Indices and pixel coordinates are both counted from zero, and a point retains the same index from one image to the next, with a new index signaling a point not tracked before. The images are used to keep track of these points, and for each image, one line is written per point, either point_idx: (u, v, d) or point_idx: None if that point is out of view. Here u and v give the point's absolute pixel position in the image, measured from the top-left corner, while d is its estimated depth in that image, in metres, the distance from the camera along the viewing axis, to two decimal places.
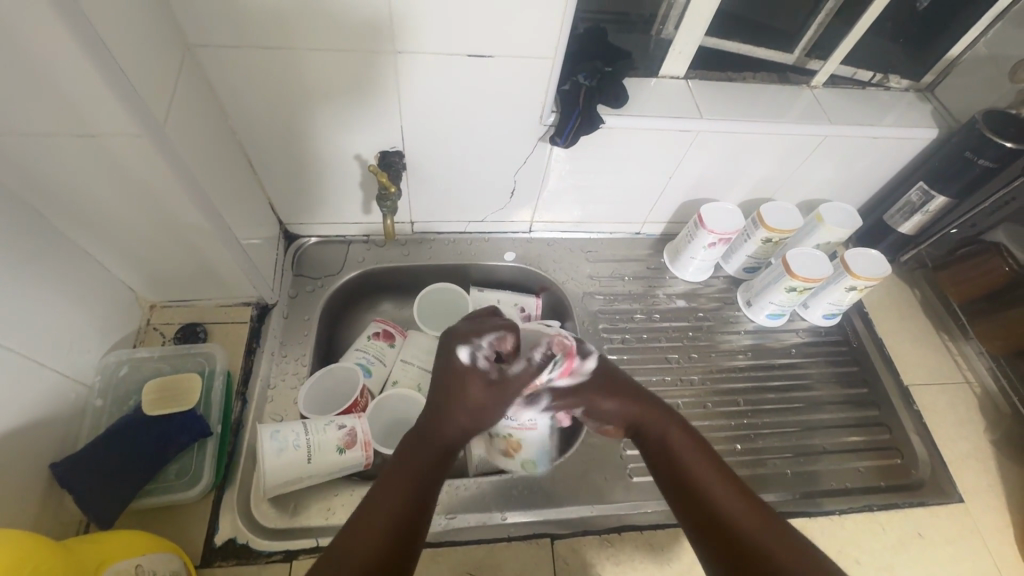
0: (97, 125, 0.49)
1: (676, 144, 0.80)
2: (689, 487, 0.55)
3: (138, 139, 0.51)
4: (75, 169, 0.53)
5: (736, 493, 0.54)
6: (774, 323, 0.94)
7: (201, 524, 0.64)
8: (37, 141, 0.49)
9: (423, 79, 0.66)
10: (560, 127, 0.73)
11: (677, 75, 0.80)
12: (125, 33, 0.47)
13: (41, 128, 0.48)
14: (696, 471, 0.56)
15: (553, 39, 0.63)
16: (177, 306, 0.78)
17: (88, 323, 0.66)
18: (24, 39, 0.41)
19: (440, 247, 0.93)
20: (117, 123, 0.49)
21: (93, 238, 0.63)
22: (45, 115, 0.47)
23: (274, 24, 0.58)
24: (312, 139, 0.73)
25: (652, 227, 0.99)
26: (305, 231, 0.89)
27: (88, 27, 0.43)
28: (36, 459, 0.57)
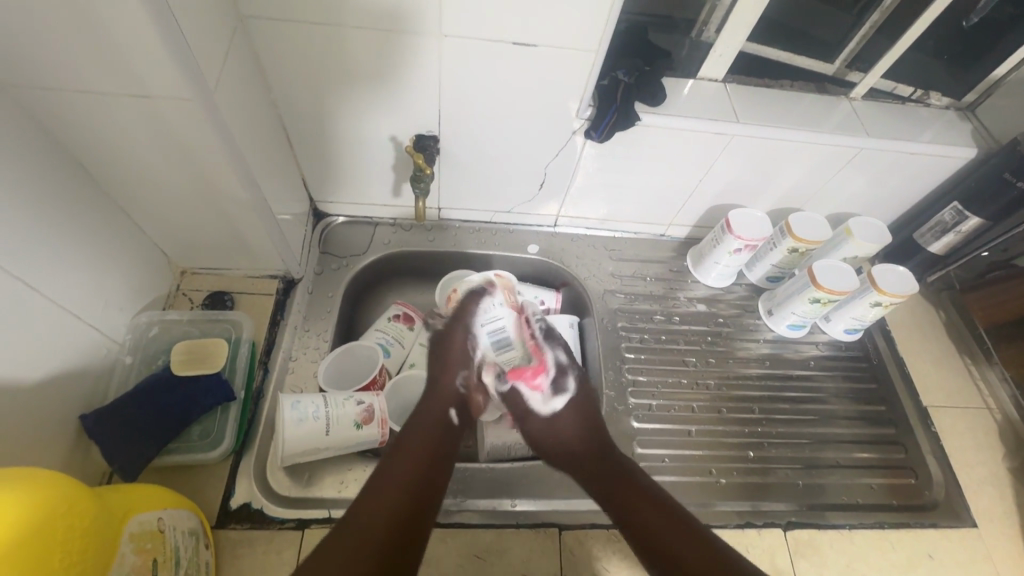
0: (150, 86, 0.50)
1: (709, 148, 0.79)
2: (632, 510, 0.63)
3: (190, 103, 0.52)
4: (124, 130, 0.54)
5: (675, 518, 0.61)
6: (794, 333, 0.93)
7: (219, 486, 0.65)
8: (93, 98, 0.51)
9: (465, 65, 0.66)
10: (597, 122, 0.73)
11: (716, 78, 0.80)
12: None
13: (97, 86, 0.49)
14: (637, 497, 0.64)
15: (598, 32, 0.63)
16: (206, 273, 0.79)
17: (123, 283, 0.67)
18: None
19: (465, 235, 0.94)
20: (169, 85, 0.50)
21: (135, 199, 0.64)
22: (103, 74, 0.48)
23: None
24: (350, 118, 0.74)
25: (676, 230, 0.99)
26: (334, 210, 0.90)
27: None
28: (66, 409, 0.59)
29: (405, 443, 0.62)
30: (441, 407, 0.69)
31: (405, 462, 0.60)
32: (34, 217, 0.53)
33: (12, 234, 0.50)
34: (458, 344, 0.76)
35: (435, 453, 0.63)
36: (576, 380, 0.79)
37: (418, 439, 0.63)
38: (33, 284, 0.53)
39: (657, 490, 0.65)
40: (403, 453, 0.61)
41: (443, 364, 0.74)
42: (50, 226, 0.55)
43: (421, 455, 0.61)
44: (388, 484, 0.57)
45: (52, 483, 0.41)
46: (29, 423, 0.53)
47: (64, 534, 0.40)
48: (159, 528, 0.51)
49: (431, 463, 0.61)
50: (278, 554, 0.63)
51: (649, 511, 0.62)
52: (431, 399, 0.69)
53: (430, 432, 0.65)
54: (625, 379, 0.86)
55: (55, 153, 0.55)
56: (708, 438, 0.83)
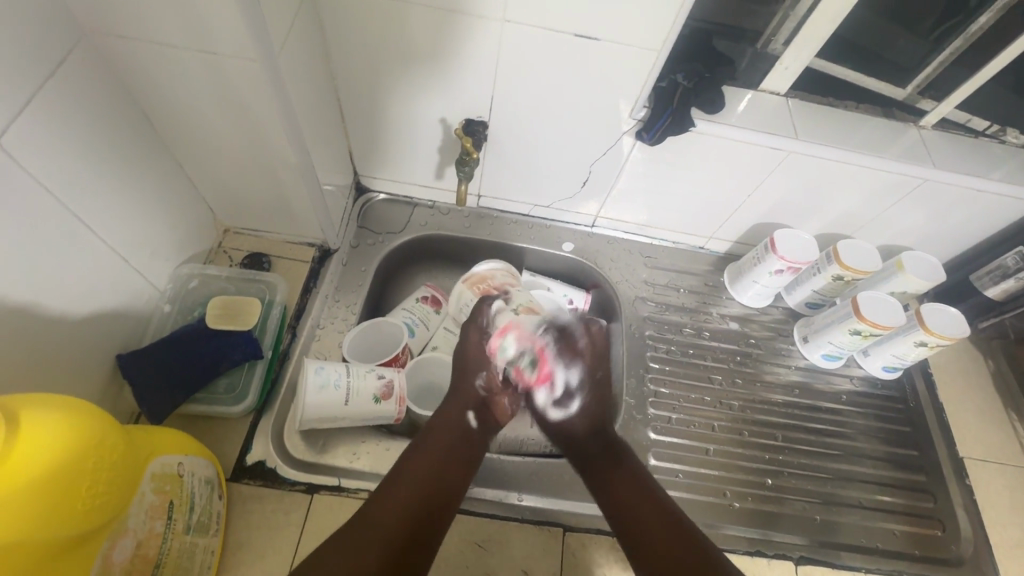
0: (218, 43, 0.51)
1: (763, 162, 0.77)
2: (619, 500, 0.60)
3: (253, 64, 0.53)
4: (189, 84, 0.56)
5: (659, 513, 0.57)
6: (829, 364, 0.90)
7: (237, 441, 0.67)
8: (163, 50, 0.52)
9: (524, 53, 0.66)
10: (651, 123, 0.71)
11: (778, 91, 0.77)
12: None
13: (169, 38, 0.51)
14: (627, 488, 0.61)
15: (663, 32, 0.61)
16: (248, 234, 0.81)
17: (171, 233, 0.69)
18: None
19: (501, 226, 0.94)
20: (237, 44, 0.51)
21: (190, 153, 0.66)
22: (176, 27, 0.49)
23: None
24: (403, 96, 0.74)
25: (716, 244, 0.96)
26: (375, 186, 0.91)
27: None
28: (106, 347, 0.61)
29: (420, 444, 0.60)
30: (461, 408, 0.66)
31: (418, 462, 0.58)
32: (97, 160, 0.55)
33: (75, 173, 0.52)
34: (481, 342, 0.70)
35: (450, 456, 0.61)
36: (585, 402, 0.71)
37: (434, 439, 0.61)
38: (88, 223, 0.55)
39: (647, 481, 0.62)
40: (417, 452, 0.59)
41: (465, 363, 0.69)
42: (109, 171, 0.57)
43: (436, 457, 0.59)
44: (400, 484, 0.55)
45: (90, 415, 0.42)
46: (71, 356, 0.56)
47: (94, 465, 0.41)
48: (178, 472, 0.53)
49: (444, 465, 0.59)
50: (286, 514, 0.64)
51: (634, 501, 0.59)
52: (451, 399, 0.67)
53: (448, 431, 0.63)
54: (647, 389, 0.85)
55: (121, 100, 0.57)
56: (725, 460, 0.81)
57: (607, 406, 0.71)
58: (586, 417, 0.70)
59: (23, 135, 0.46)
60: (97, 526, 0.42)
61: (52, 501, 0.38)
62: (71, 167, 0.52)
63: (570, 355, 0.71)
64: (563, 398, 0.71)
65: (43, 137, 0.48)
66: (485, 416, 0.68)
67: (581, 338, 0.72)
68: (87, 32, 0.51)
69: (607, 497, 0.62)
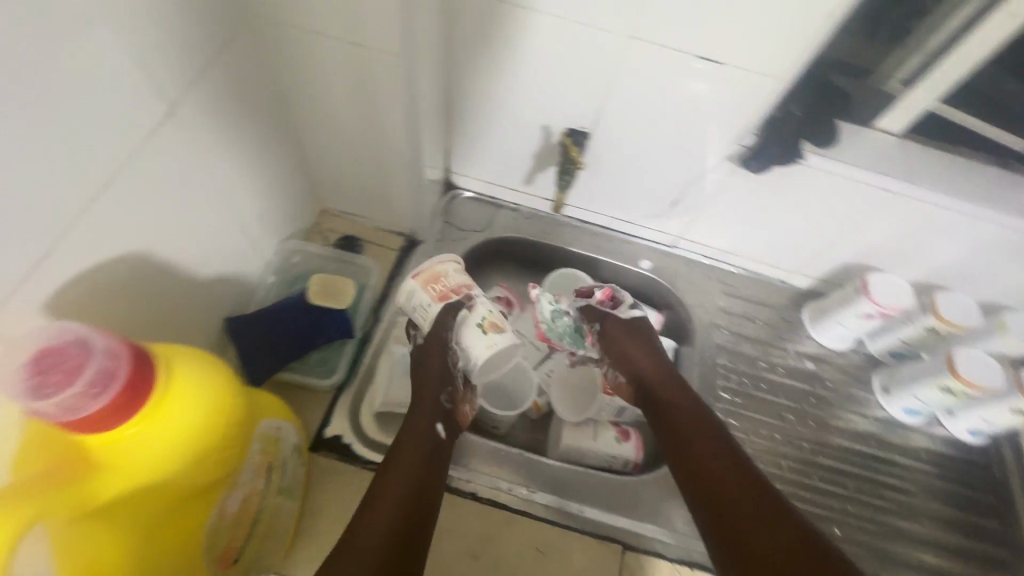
0: (371, 37, 0.54)
1: (867, 202, 0.75)
2: (692, 457, 0.63)
3: (398, 59, 0.56)
4: (330, 73, 0.59)
5: (737, 476, 0.59)
6: (910, 419, 0.86)
7: (317, 413, 0.70)
8: (316, 39, 0.55)
9: (643, 70, 0.66)
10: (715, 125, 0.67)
11: (893, 131, 0.75)
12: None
13: (324, 29, 0.54)
14: (702, 445, 0.63)
15: (793, 63, 0.61)
16: (342, 216, 0.85)
17: (281, 210, 0.73)
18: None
19: (581, 236, 0.94)
20: (388, 38, 0.54)
21: (312, 136, 0.70)
22: (335, 20, 0.53)
23: None
24: (511, 101, 0.76)
25: (798, 279, 0.94)
26: (463, 184, 0.93)
27: None
28: (216, 311, 0.65)
29: (390, 464, 0.60)
30: (427, 419, 0.64)
31: (388, 487, 0.57)
32: (239, 137, 0.59)
33: (221, 146, 0.57)
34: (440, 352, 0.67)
35: (421, 474, 0.60)
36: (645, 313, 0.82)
37: (402, 457, 0.60)
38: (222, 192, 0.59)
39: (726, 440, 0.64)
40: (388, 474, 0.58)
41: (424, 371, 0.66)
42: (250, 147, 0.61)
43: (407, 476, 0.59)
44: (373, 511, 0.55)
45: (210, 377, 0.46)
46: (189, 315, 0.60)
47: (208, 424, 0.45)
48: (277, 438, 0.56)
49: (417, 484, 0.59)
50: (357, 491, 0.66)
51: (710, 460, 0.62)
52: (416, 411, 0.65)
53: (416, 448, 0.62)
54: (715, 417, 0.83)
55: (264, 83, 0.61)
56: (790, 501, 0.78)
57: (664, 361, 0.75)
58: (652, 370, 0.74)
59: (190, 109, 0.50)
60: (219, 479, 0.48)
61: (170, 446, 0.43)
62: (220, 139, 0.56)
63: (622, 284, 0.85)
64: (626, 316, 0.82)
65: (204, 112, 0.52)
66: (451, 426, 0.67)
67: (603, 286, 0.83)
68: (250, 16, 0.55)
69: (684, 452, 0.64)
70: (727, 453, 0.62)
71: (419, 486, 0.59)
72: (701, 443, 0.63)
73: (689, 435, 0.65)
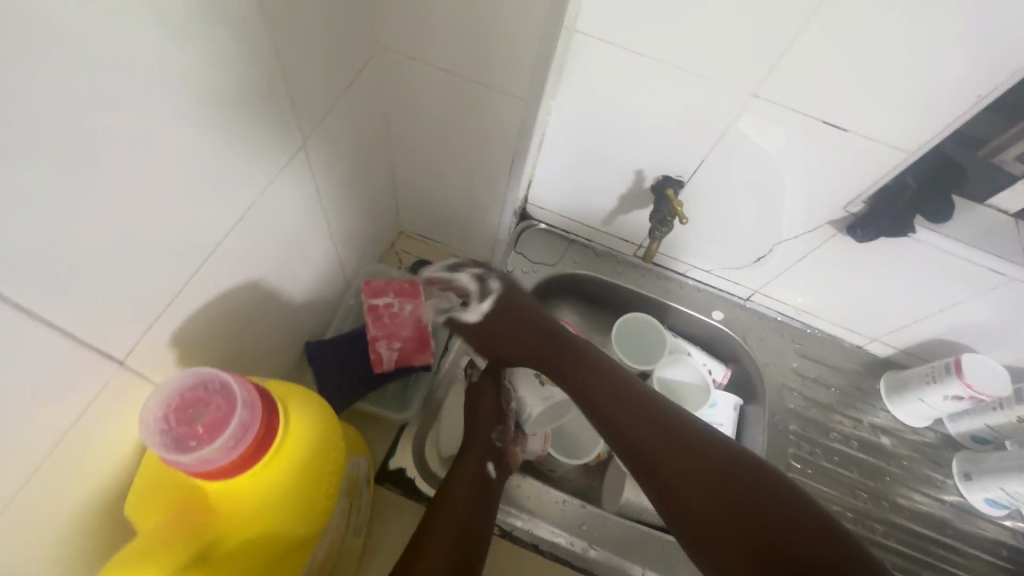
0: (495, 80, 0.57)
1: (973, 282, 0.72)
2: (648, 459, 0.58)
3: (519, 102, 0.59)
4: (445, 107, 0.63)
5: (692, 467, 0.56)
6: (994, 511, 0.80)
7: (383, 446, 0.69)
8: (442, 76, 0.59)
9: (751, 130, 0.65)
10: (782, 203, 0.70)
11: (1007, 210, 0.71)
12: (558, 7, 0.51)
13: (451, 66, 0.57)
14: (648, 445, 0.59)
15: (920, 135, 0.59)
16: (417, 240, 0.86)
17: (362, 232, 0.73)
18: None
19: (652, 280, 0.92)
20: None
21: (409, 163, 0.73)
22: (465, 60, 0.56)
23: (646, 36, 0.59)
24: (604, 143, 0.74)
25: (877, 347, 0.90)
26: (537, 215, 0.92)
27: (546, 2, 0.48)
28: (293, 332, 0.65)
29: (443, 498, 0.60)
30: (478, 458, 0.65)
31: (441, 523, 0.58)
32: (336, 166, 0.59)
33: (313, 168, 0.57)
34: (486, 399, 0.71)
35: (474, 510, 0.60)
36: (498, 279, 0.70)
37: (456, 493, 0.61)
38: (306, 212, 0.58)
39: (670, 424, 0.60)
40: (442, 509, 0.59)
41: (473, 412, 0.69)
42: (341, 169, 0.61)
43: (459, 510, 0.59)
44: (428, 545, 0.56)
45: (307, 429, 0.49)
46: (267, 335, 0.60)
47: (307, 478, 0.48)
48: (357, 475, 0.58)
49: (470, 518, 0.59)
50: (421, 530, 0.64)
51: (652, 444, 0.59)
52: (469, 449, 0.66)
53: (467, 485, 0.62)
54: None
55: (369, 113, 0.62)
56: None
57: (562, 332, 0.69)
58: (556, 344, 0.68)
59: (289, 129, 0.50)
60: (317, 531, 0.50)
61: (278, 500, 0.46)
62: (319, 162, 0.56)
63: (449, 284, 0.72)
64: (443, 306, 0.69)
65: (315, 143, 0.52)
66: (502, 465, 0.68)
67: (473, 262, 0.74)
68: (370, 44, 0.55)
69: (622, 440, 0.61)
70: (668, 441, 0.58)
71: (472, 522, 0.59)
72: (646, 438, 0.59)
73: (633, 430, 0.60)
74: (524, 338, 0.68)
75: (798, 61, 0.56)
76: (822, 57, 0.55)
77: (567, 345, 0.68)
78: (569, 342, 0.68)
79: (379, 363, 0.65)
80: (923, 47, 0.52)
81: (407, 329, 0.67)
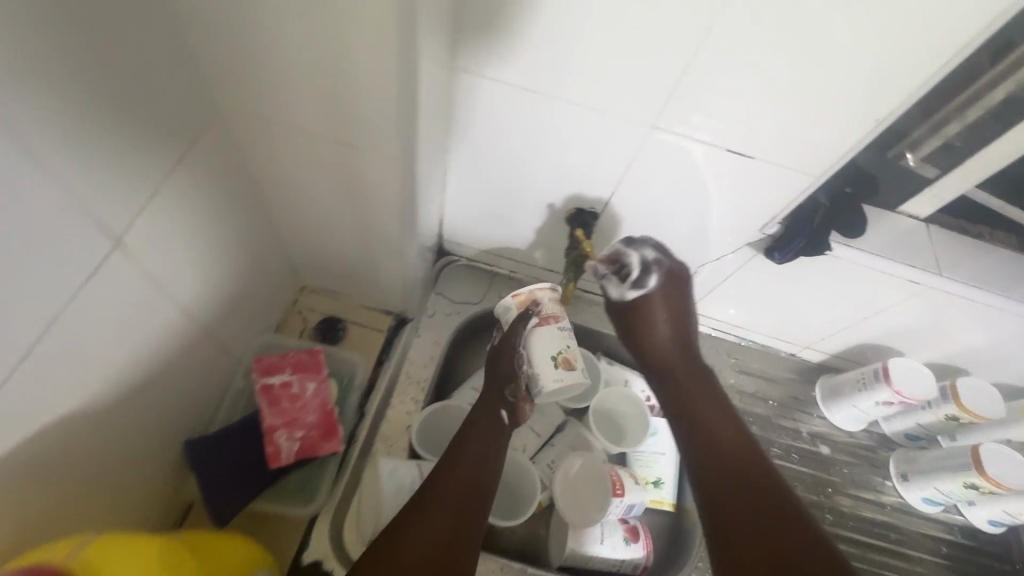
0: (364, 140, 0.47)
1: (893, 291, 0.71)
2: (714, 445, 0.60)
3: (396, 161, 0.49)
4: (316, 169, 0.52)
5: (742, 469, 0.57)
6: (931, 509, 0.81)
7: (293, 543, 0.63)
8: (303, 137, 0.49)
9: (656, 160, 0.62)
10: (663, 248, 0.70)
11: (916, 216, 0.71)
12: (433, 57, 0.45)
13: (312, 128, 0.47)
14: (717, 442, 0.60)
15: (826, 160, 0.57)
16: (325, 293, 0.77)
17: (251, 301, 0.64)
18: (346, 49, 0.39)
19: (582, 307, 0.89)
20: (383, 141, 0.47)
21: (294, 227, 0.63)
22: (324, 121, 0.46)
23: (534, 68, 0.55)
24: (511, 176, 0.69)
25: (810, 354, 0.89)
26: (456, 250, 0.86)
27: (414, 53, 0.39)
28: (170, 434, 0.56)
29: (458, 445, 0.64)
30: (492, 413, 0.69)
31: (453, 465, 0.61)
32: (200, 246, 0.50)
33: None
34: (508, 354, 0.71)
35: (485, 459, 0.64)
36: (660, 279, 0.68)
37: (470, 441, 0.65)
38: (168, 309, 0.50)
39: (738, 421, 0.62)
40: (456, 456, 0.62)
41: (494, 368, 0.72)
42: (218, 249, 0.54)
43: (472, 459, 0.63)
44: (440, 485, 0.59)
45: None
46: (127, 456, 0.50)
47: None
48: None
49: (481, 466, 0.62)
50: None
51: (727, 441, 0.60)
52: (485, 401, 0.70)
53: (480, 436, 0.66)
54: None
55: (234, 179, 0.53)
56: None
57: (684, 327, 0.69)
58: (671, 335, 0.69)
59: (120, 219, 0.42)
60: None
61: None
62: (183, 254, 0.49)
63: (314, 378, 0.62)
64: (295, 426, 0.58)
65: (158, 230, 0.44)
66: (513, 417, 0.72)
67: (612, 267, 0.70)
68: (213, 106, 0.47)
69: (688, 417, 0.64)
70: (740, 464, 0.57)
71: (482, 469, 0.62)
72: (722, 432, 0.61)
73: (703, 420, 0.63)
74: (654, 327, 0.69)
75: (694, 92, 0.53)
76: (718, 87, 0.52)
77: (689, 345, 0.69)
78: (691, 342, 0.70)
79: (276, 458, 0.56)
80: (814, 76, 0.50)
81: (311, 414, 0.58)
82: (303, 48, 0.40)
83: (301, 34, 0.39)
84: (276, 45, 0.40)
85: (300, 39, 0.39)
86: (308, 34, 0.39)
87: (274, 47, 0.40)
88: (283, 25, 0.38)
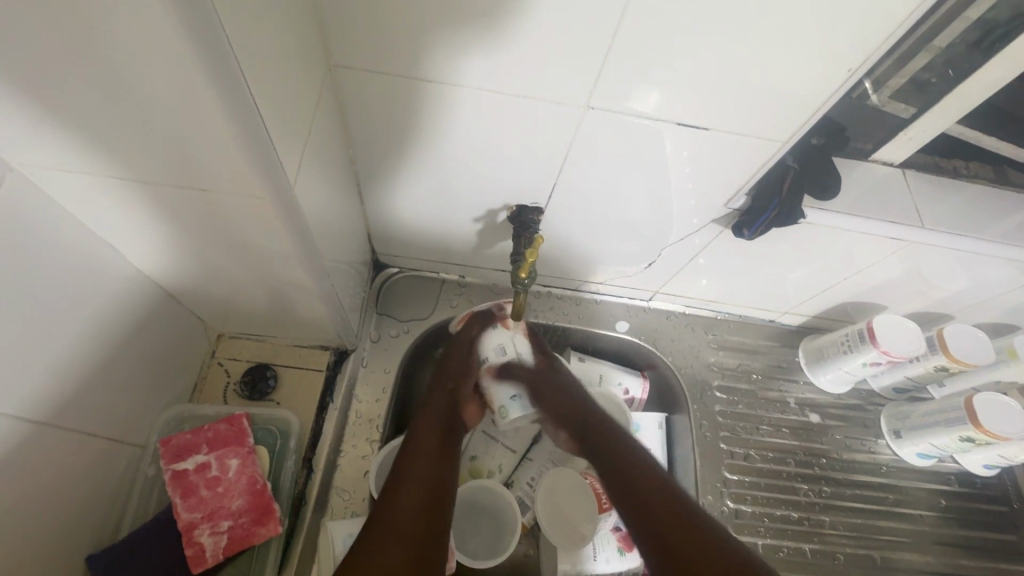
0: (211, 181, 0.39)
1: (874, 248, 0.65)
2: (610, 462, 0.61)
3: (259, 202, 0.41)
4: (177, 216, 0.43)
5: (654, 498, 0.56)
6: (922, 462, 0.79)
7: None
8: (144, 188, 0.40)
9: (585, 142, 0.54)
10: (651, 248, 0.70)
11: (891, 162, 0.64)
12: (278, 70, 0.37)
13: (152, 176, 0.39)
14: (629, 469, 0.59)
15: (776, 121, 0.50)
16: (247, 338, 0.66)
17: (147, 372, 0.55)
18: (143, 90, 0.32)
19: (544, 304, 0.81)
20: (238, 184, 0.39)
21: (180, 281, 0.53)
22: (159, 165, 0.38)
23: (421, 54, 0.46)
24: (434, 176, 0.60)
25: (789, 318, 0.84)
26: (395, 261, 0.76)
27: (232, 68, 0.31)
28: (67, 549, 0.49)
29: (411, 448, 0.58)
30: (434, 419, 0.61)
31: (418, 469, 0.55)
32: (38, 342, 0.42)
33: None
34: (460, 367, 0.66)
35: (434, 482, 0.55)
36: (667, 258, 0.72)
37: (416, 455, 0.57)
38: (23, 414, 0.42)
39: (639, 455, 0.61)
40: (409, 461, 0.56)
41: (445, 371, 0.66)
42: (77, 331, 0.46)
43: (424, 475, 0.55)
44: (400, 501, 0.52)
45: None
46: None
47: None
48: None
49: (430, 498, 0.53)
50: None
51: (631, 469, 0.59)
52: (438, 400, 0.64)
53: (433, 429, 0.60)
54: (726, 508, 0.74)
55: (66, 248, 0.44)
56: None
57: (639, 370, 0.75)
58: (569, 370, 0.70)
59: None
60: None
61: None
62: (23, 350, 0.41)
63: (226, 463, 0.57)
64: (217, 517, 0.55)
65: None
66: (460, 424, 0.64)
67: (601, 251, 0.71)
68: (16, 166, 0.38)
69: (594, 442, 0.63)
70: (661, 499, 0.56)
71: (439, 477, 0.56)
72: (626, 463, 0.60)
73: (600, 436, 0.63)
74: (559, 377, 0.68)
75: (615, 64, 0.46)
76: (642, 56, 0.45)
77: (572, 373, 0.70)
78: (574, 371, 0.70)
79: (201, 560, 0.53)
80: (757, 27, 0.42)
81: (237, 499, 0.56)
82: (92, 92, 0.32)
83: (79, 73, 0.31)
84: (57, 91, 0.32)
85: (84, 86, 0.32)
86: (87, 77, 0.31)
87: (53, 94, 0.32)
88: (56, 69, 0.31)
